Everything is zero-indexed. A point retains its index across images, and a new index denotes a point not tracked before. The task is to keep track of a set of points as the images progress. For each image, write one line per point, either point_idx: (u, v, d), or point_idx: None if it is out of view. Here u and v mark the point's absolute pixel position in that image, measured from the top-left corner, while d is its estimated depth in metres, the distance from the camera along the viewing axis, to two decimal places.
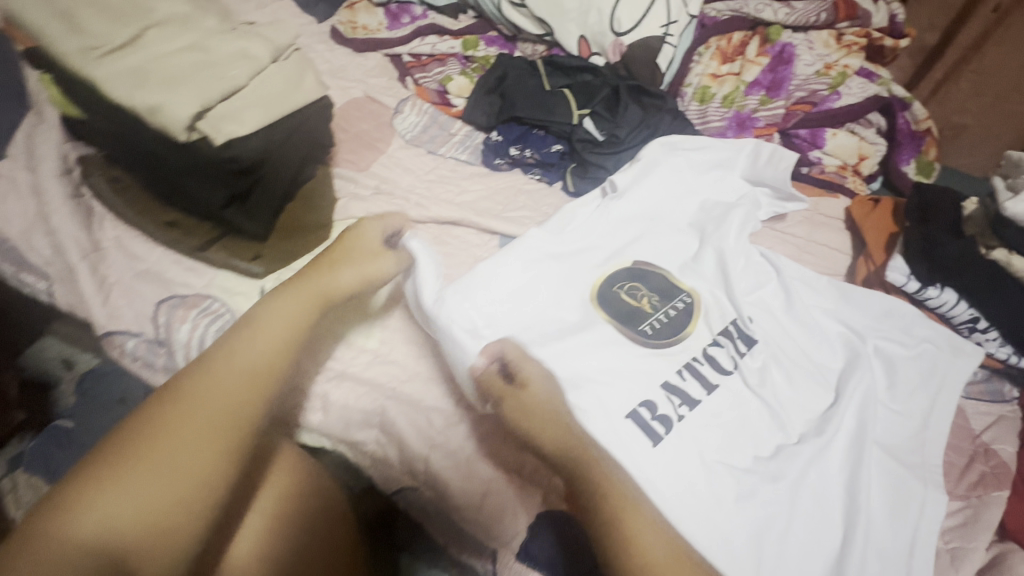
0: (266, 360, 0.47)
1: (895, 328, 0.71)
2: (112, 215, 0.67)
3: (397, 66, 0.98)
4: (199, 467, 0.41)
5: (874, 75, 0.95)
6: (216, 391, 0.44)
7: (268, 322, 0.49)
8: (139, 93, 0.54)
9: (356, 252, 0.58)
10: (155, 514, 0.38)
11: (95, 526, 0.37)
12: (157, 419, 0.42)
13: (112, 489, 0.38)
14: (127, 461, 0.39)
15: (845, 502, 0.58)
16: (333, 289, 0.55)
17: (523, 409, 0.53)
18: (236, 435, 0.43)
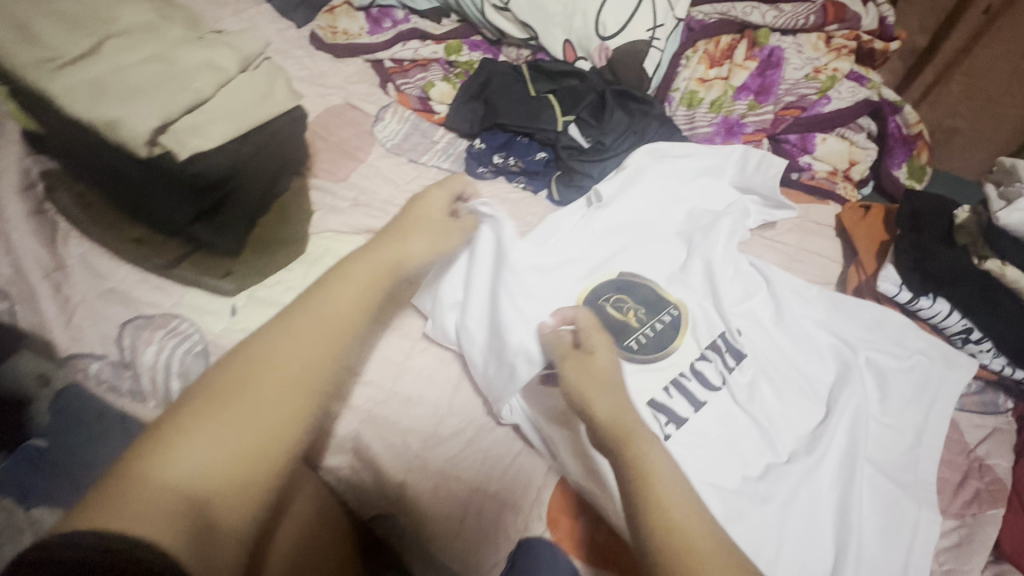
0: (342, 318, 0.45)
1: (887, 339, 0.69)
2: (78, 231, 0.64)
3: (379, 71, 0.96)
4: (276, 421, 0.40)
5: (863, 79, 0.93)
6: (296, 345, 0.43)
7: (341, 284, 0.47)
8: (98, 107, 0.52)
9: (428, 221, 0.54)
10: (237, 464, 0.38)
11: (185, 472, 0.36)
12: (238, 371, 0.41)
13: (195, 436, 0.37)
14: (210, 411, 0.39)
15: (836, 523, 0.56)
16: (404, 260, 0.51)
17: (593, 372, 0.50)
18: (311, 392, 0.42)
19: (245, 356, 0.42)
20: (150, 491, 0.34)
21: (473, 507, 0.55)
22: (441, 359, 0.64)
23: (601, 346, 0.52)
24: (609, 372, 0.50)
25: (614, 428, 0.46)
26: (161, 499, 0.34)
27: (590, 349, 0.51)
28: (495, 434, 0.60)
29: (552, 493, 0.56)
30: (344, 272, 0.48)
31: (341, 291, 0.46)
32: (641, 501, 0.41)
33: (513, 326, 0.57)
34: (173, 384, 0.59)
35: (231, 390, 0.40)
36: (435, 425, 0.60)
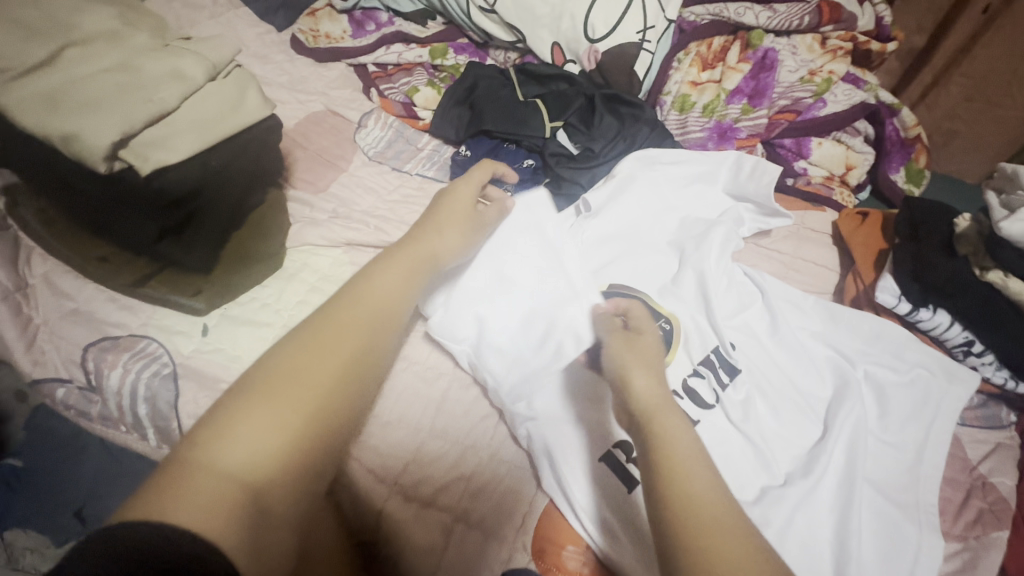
0: (382, 309, 0.47)
1: (886, 352, 0.67)
2: (41, 249, 0.61)
3: (362, 76, 0.93)
4: (326, 406, 0.40)
5: (861, 81, 0.90)
6: (346, 328, 0.44)
7: (380, 278, 0.49)
8: (55, 122, 0.50)
9: (459, 214, 0.58)
10: (291, 449, 0.37)
11: (242, 458, 0.35)
12: (289, 359, 0.41)
13: (249, 422, 0.37)
14: (263, 397, 0.39)
15: (835, 549, 0.54)
16: (439, 253, 0.55)
17: (641, 348, 0.51)
18: (356, 377, 0.43)
19: (292, 345, 0.43)
20: (210, 479, 0.34)
21: (455, 535, 0.51)
22: (422, 378, 0.62)
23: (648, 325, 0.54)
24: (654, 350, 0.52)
25: (647, 403, 0.46)
26: (222, 486, 0.34)
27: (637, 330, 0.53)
28: (481, 456, 0.57)
29: (540, 520, 0.53)
30: (380, 269, 0.50)
31: (380, 285, 0.48)
32: (655, 479, 0.41)
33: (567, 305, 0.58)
34: (140, 408, 0.57)
35: (283, 377, 0.40)
36: (418, 445, 0.57)
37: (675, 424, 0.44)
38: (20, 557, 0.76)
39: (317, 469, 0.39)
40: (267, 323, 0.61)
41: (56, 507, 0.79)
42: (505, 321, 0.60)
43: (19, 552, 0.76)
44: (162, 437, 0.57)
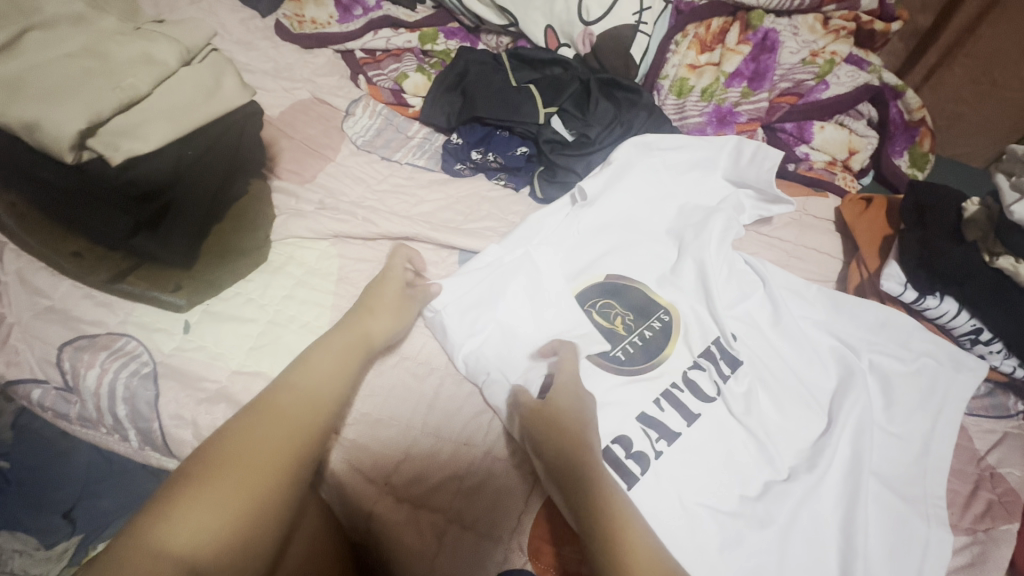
0: (325, 390, 0.48)
1: (892, 341, 0.65)
2: (13, 245, 0.59)
3: (349, 63, 0.90)
4: (270, 484, 0.40)
5: (863, 63, 0.87)
6: (296, 401, 0.46)
7: (321, 359, 0.50)
8: (16, 107, 0.47)
9: (391, 300, 0.58)
10: (235, 527, 0.37)
11: (184, 536, 0.35)
12: (240, 437, 0.42)
13: (193, 499, 0.37)
14: (207, 477, 0.38)
15: (841, 545, 0.52)
16: (371, 335, 0.55)
17: (554, 425, 0.49)
18: (302, 457, 0.43)
19: (245, 422, 0.43)
20: (152, 558, 0.33)
21: (448, 537, 0.50)
22: (413, 373, 0.60)
23: (562, 378, 0.53)
24: (574, 420, 0.50)
25: (564, 475, 0.47)
26: (160, 566, 0.33)
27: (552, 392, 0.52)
28: (476, 452, 0.55)
29: (535, 521, 0.51)
30: (317, 351, 0.51)
31: (325, 362, 0.50)
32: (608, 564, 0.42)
33: (571, 312, 0.60)
34: (119, 409, 0.55)
35: (229, 457, 0.40)
36: (408, 444, 0.55)
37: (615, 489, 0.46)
38: (7, 560, 0.73)
39: (260, 546, 0.38)
40: (251, 319, 0.59)
41: (44, 508, 0.77)
42: (515, 322, 0.60)
43: (6, 555, 0.73)
44: (143, 439, 0.55)
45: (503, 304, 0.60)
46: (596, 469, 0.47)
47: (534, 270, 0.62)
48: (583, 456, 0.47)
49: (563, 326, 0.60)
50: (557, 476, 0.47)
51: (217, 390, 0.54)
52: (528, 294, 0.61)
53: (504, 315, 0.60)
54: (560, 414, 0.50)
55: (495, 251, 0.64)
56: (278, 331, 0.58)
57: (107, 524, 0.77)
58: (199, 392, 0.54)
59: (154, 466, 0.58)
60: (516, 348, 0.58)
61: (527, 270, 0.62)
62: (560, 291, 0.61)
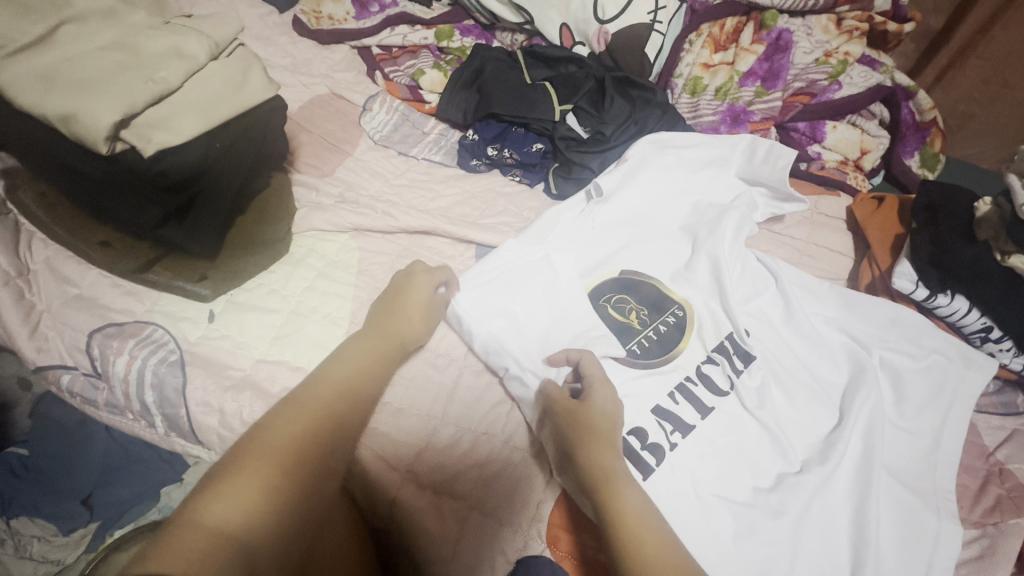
0: (352, 381, 0.50)
1: (902, 338, 0.66)
2: (42, 234, 0.61)
3: (366, 59, 0.92)
4: (299, 469, 0.41)
5: (876, 63, 0.88)
6: (327, 390, 0.48)
7: (353, 354, 0.53)
8: (50, 100, 0.48)
9: (418, 303, 0.59)
10: (274, 507, 0.38)
11: (226, 515, 0.36)
12: (277, 420, 0.44)
13: (234, 478, 0.38)
14: (241, 463, 0.39)
15: (852, 535, 0.53)
16: (403, 338, 0.57)
17: (584, 426, 0.51)
18: (326, 443, 0.44)
19: (277, 410, 0.45)
20: (198, 536, 0.34)
21: (470, 522, 0.51)
22: (433, 364, 0.61)
23: (600, 382, 0.54)
24: (606, 423, 0.52)
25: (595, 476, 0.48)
26: (210, 540, 0.34)
27: (588, 394, 0.53)
28: (494, 442, 0.56)
29: (553, 508, 0.52)
30: (352, 349, 0.54)
31: (353, 359, 0.52)
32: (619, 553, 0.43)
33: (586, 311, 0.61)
34: (146, 395, 0.56)
35: (260, 445, 0.41)
36: (430, 433, 0.56)
37: (627, 493, 0.47)
38: (27, 545, 0.75)
39: (297, 525, 0.39)
40: (274, 309, 0.60)
41: (63, 494, 0.78)
42: (534, 319, 0.60)
43: (26, 540, 0.75)
44: (170, 425, 0.57)
45: (522, 302, 0.61)
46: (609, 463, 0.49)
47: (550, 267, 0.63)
48: (610, 457, 0.49)
49: (576, 319, 0.61)
50: (584, 482, 0.48)
51: (242, 378, 0.55)
52: (545, 291, 0.62)
53: (523, 310, 0.60)
54: (597, 417, 0.52)
55: (513, 245, 0.64)
56: (300, 321, 0.59)
57: (124, 511, 0.78)
58: (225, 379, 0.55)
59: (179, 452, 0.59)
60: (536, 345, 0.59)
61: (541, 266, 0.63)
62: (574, 290, 0.62)
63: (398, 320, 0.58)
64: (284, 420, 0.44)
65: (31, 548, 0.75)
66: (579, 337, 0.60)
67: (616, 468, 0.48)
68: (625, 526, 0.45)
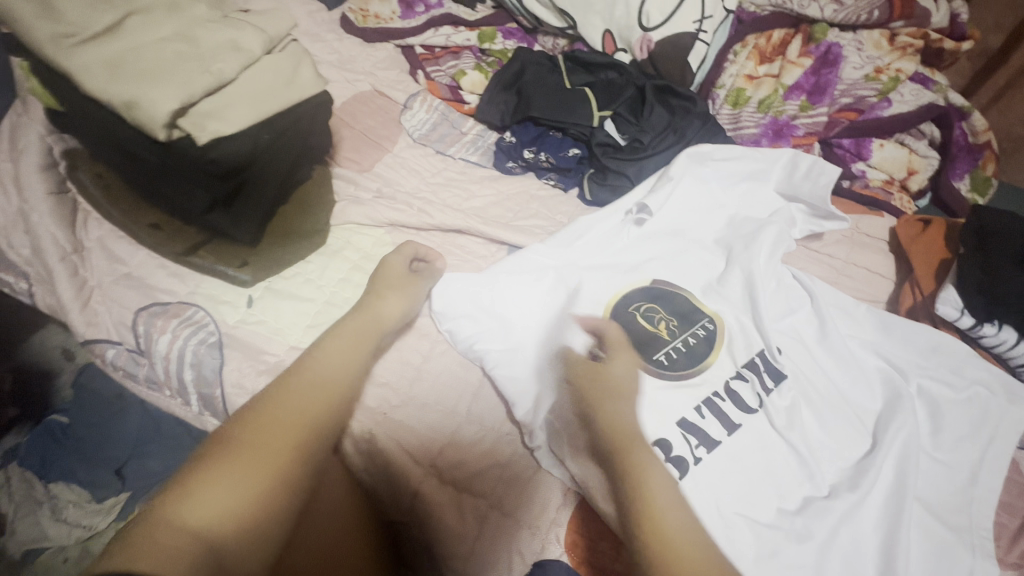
0: (339, 378, 0.51)
1: (944, 367, 0.64)
2: (96, 214, 0.63)
3: (409, 58, 0.93)
4: (282, 473, 0.43)
5: (929, 82, 0.86)
6: (313, 385, 0.49)
7: (338, 347, 0.53)
8: (115, 87, 0.50)
9: (396, 284, 0.61)
10: (249, 508, 0.40)
11: (200, 517, 0.38)
12: (258, 417, 0.46)
13: (211, 480, 0.40)
14: (221, 461, 0.41)
15: (879, 566, 0.52)
16: (381, 315, 0.58)
17: (610, 384, 0.53)
18: (310, 444, 0.46)
19: (259, 407, 0.47)
20: (171, 537, 0.36)
21: (489, 521, 0.52)
22: (461, 362, 0.62)
23: (624, 348, 0.56)
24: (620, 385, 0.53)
25: (617, 438, 0.48)
26: (180, 541, 0.36)
27: (610, 361, 0.55)
28: (516, 445, 0.56)
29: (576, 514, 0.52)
30: (332, 344, 0.54)
31: (340, 354, 0.53)
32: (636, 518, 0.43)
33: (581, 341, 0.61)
34: (186, 374, 0.58)
35: (241, 444, 0.43)
36: (453, 431, 0.56)
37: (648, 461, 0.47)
38: (63, 509, 0.79)
39: (273, 525, 0.40)
40: (310, 298, 0.62)
41: (98, 461, 0.83)
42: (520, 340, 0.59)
43: (62, 504, 0.80)
44: (205, 404, 0.58)
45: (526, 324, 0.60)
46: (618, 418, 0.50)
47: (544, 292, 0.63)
48: (619, 415, 0.50)
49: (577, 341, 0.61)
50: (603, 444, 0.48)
51: (276, 363, 0.57)
52: (544, 308, 0.62)
53: (511, 329, 0.60)
54: (619, 377, 0.54)
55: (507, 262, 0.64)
56: (334, 312, 0.61)
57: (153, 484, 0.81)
58: (260, 363, 0.57)
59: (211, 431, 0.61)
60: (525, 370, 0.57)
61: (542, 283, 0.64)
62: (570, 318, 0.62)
63: (375, 303, 0.59)
64: (268, 417, 0.46)
65: (66, 512, 0.79)
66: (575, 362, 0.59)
67: (630, 429, 0.49)
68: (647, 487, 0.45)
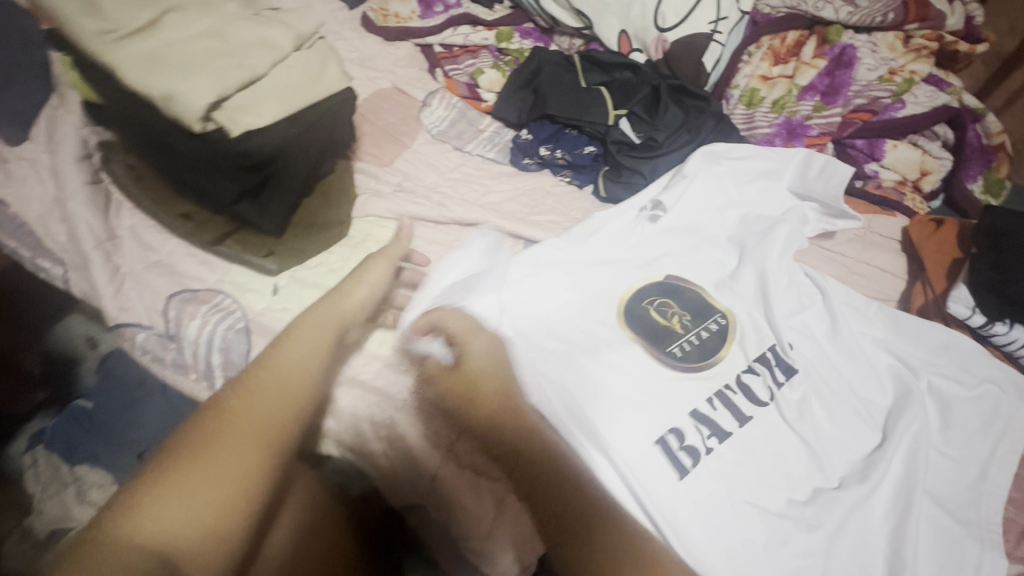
0: (313, 363, 0.47)
1: (954, 364, 0.65)
2: (129, 203, 0.65)
3: (428, 56, 0.95)
4: (247, 475, 0.38)
5: (943, 83, 0.87)
6: (285, 372, 0.45)
7: (309, 331, 0.49)
8: (153, 80, 0.52)
9: (358, 279, 0.56)
10: (210, 518, 0.36)
11: (154, 530, 0.34)
12: (221, 411, 0.41)
13: (168, 488, 0.36)
14: (177, 464, 0.37)
15: (888, 557, 0.53)
16: (342, 305, 0.53)
17: (469, 390, 0.53)
18: (283, 440, 0.41)
19: (223, 399, 0.42)
20: (120, 556, 0.32)
21: (507, 507, 0.54)
22: None
23: (473, 335, 0.55)
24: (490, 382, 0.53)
25: (512, 445, 0.50)
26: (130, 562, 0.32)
27: (465, 355, 0.55)
28: None
29: None
30: (305, 328, 0.49)
31: (314, 338, 0.49)
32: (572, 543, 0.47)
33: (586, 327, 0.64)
34: (214, 358, 0.59)
35: (201, 445, 0.39)
36: None
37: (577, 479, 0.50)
38: (87, 492, 0.82)
39: (237, 536, 0.37)
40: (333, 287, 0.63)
41: (122, 445, 0.85)
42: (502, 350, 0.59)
43: (87, 486, 0.82)
44: None
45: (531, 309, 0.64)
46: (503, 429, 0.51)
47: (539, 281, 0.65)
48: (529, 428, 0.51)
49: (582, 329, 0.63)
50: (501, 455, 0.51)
51: None
52: (543, 298, 0.64)
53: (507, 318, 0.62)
54: (485, 377, 0.53)
55: (522, 259, 0.66)
56: None
57: None
58: None
59: None
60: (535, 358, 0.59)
61: (541, 273, 0.65)
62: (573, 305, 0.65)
63: (342, 293, 0.54)
64: (233, 411, 0.41)
65: (92, 494, 0.82)
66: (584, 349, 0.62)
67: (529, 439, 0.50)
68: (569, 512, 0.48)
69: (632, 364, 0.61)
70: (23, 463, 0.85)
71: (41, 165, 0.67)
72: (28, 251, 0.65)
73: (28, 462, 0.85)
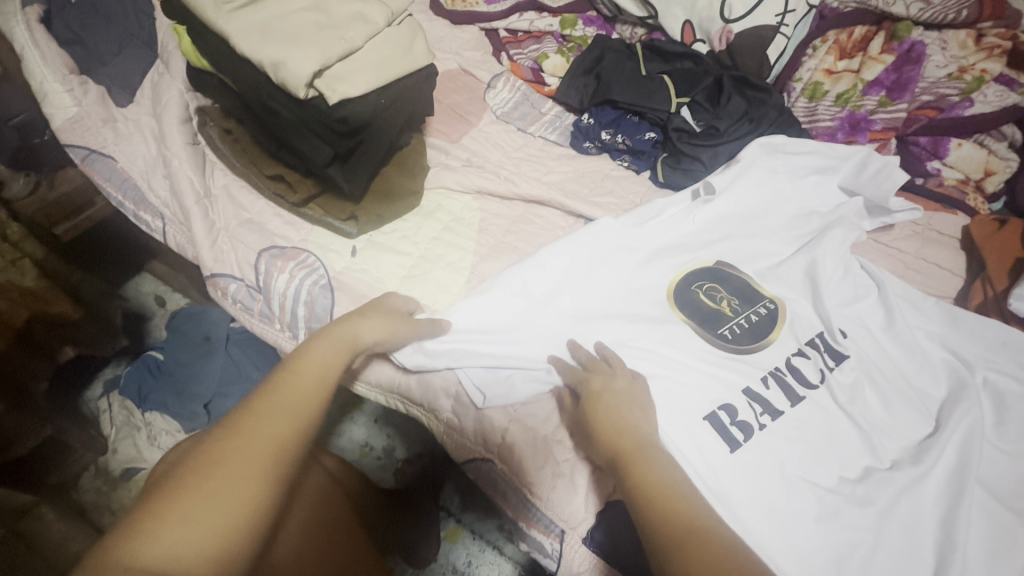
0: (321, 379, 0.46)
1: (1011, 361, 0.65)
2: (222, 164, 0.71)
3: (494, 41, 0.98)
4: (250, 499, 0.37)
5: (1015, 84, 0.81)
6: (289, 394, 0.44)
7: (322, 349, 0.49)
8: (266, 48, 0.57)
9: (384, 317, 0.55)
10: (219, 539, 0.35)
11: (154, 554, 0.33)
12: (223, 434, 0.40)
13: (172, 515, 0.35)
14: (181, 491, 0.36)
15: (938, 538, 0.54)
16: (358, 337, 0.52)
17: (603, 408, 0.52)
18: (286, 459, 0.40)
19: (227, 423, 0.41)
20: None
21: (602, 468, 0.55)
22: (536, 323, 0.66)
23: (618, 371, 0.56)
24: (623, 395, 0.53)
25: (628, 439, 0.49)
26: None
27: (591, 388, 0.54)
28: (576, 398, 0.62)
29: None
30: (317, 348, 0.49)
31: (323, 355, 0.48)
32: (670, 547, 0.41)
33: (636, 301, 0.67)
34: (299, 310, 0.64)
35: (199, 469, 0.38)
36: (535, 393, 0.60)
37: (662, 464, 0.47)
38: (157, 436, 0.88)
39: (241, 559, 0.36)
40: (406, 252, 0.68)
41: (188, 396, 0.88)
42: (515, 356, 0.60)
43: (156, 431, 0.88)
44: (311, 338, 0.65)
45: (587, 285, 0.66)
46: (628, 419, 0.51)
47: (595, 264, 0.68)
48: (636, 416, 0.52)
49: (627, 314, 0.66)
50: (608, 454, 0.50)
51: None
52: (593, 284, 0.66)
53: (557, 297, 0.65)
54: (632, 407, 0.52)
55: (581, 238, 0.68)
56: (428, 266, 0.67)
57: None
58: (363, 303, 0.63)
59: None
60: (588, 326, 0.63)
61: (591, 256, 0.67)
62: (621, 284, 0.67)
63: (357, 322, 0.53)
64: (234, 435, 0.40)
65: (161, 439, 0.88)
66: (637, 316, 0.65)
67: (643, 438, 0.49)
68: (671, 504, 0.44)
69: (682, 339, 0.64)
70: (101, 406, 0.92)
71: (146, 127, 0.74)
72: (132, 204, 0.72)
73: (104, 405, 0.92)
